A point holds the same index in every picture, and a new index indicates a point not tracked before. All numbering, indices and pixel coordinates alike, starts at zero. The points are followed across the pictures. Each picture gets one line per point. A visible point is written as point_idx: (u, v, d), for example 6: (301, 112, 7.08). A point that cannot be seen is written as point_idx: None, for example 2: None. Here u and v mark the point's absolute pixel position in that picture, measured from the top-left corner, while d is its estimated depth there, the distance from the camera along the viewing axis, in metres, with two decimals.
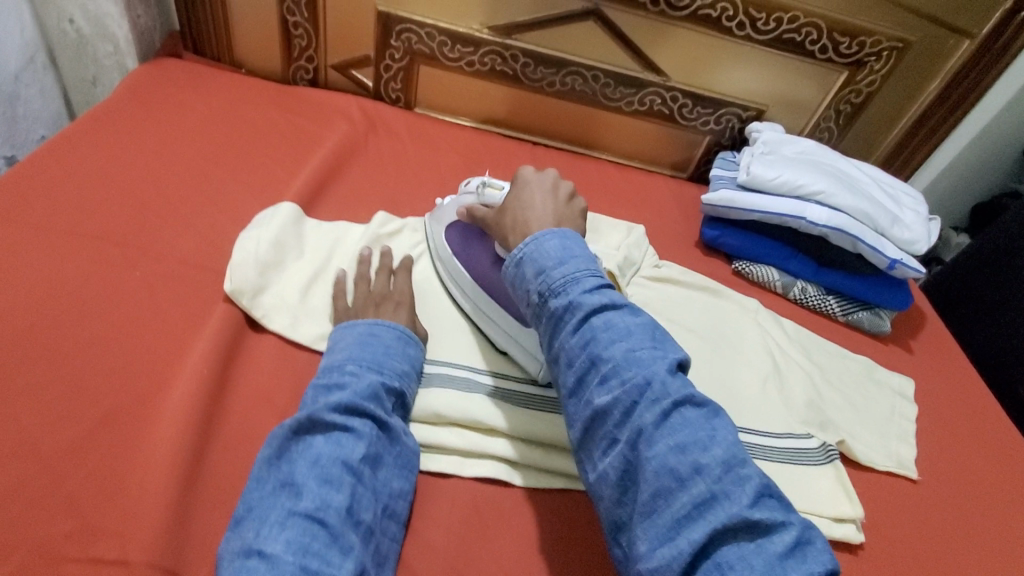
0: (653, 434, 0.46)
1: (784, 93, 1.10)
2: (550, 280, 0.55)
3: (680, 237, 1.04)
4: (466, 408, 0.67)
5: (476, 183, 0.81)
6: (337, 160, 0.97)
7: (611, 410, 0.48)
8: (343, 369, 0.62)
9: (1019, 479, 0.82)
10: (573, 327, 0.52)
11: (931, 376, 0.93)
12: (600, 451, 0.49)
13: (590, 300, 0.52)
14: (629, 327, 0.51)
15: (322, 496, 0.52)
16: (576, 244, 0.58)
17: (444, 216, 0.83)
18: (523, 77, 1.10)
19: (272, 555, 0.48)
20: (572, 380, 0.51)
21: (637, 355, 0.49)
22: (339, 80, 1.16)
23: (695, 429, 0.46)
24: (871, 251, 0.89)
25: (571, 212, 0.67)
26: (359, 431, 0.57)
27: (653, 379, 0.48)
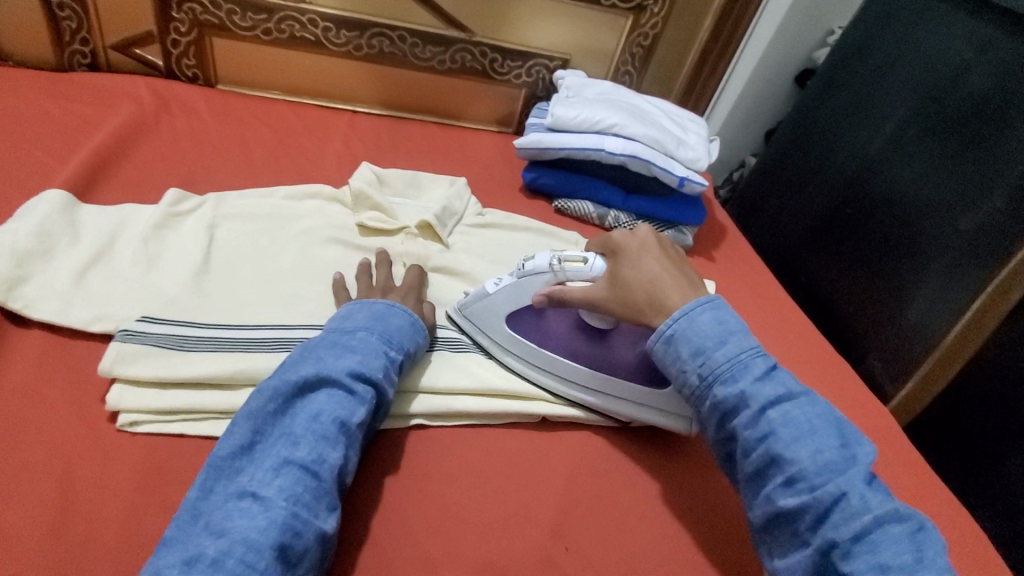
0: (851, 549, 0.50)
1: (583, 41, 1.18)
2: (715, 364, 0.60)
3: (504, 187, 1.08)
4: (268, 363, 0.63)
5: (544, 260, 0.72)
6: (120, 143, 0.89)
7: (801, 512, 0.53)
8: (355, 334, 0.64)
9: (804, 350, 0.95)
10: (749, 418, 0.58)
11: (730, 278, 1.05)
12: (787, 548, 0.54)
13: (763, 391, 0.58)
14: (809, 422, 0.57)
15: (318, 450, 0.54)
16: (731, 319, 0.63)
17: (498, 312, 0.75)
18: (327, 42, 1.07)
19: (266, 498, 0.50)
20: (750, 470, 0.57)
21: (824, 459, 0.54)
22: (123, 62, 1.07)
23: (900, 549, 0.50)
24: (662, 171, 0.98)
25: (683, 268, 0.70)
26: (362, 397, 0.59)
27: (849, 491, 0.52)
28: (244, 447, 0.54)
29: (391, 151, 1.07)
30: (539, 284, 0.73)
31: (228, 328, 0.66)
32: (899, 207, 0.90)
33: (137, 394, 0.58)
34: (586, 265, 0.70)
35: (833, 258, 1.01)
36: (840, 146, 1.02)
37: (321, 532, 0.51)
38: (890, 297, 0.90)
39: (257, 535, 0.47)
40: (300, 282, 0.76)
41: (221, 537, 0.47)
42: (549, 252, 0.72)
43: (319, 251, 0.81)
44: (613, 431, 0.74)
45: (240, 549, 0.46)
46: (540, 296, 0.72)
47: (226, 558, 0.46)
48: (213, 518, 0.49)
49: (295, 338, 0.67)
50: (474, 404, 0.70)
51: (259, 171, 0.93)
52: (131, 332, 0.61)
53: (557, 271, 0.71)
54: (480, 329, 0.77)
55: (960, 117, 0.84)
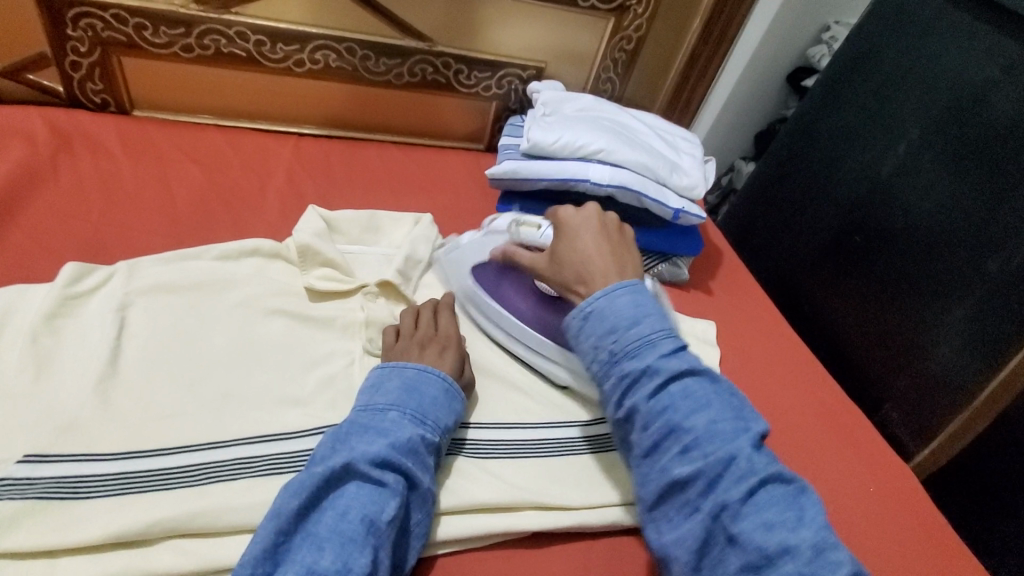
0: (739, 510, 0.48)
1: (558, 47, 1.04)
2: (625, 340, 0.55)
3: (477, 220, 0.96)
4: (192, 507, 0.51)
5: (506, 222, 0.78)
6: (8, 203, 0.73)
7: (694, 481, 0.51)
8: (385, 415, 0.57)
9: (817, 394, 0.86)
10: (651, 392, 0.53)
11: (730, 312, 0.95)
12: (678, 518, 0.52)
13: (668, 365, 0.54)
14: (706, 395, 0.54)
15: (344, 556, 0.47)
16: (646, 299, 0.58)
17: (466, 263, 0.79)
18: (261, 58, 0.92)
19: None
20: (647, 444, 0.54)
21: (719, 428, 0.52)
22: (13, 89, 0.89)
23: (782, 508, 0.48)
24: (655, 203, 0.87)
25: (620, 248, 0.66)
26: (392, 487, 0.52)
27: (738, 455, 0.50)
28: (267, 555, 0.47)
29: (344, 184, 0.93)
30: (501, 243, 0.77)
31: (143, 457, 0.54)
32: (916, 239, 0.81)
33: (23, 568, 0.47)
34: (540, 231, 0.73)
35: (842, 289, 0.92)
36: (846, 163, 0.92)
37: None
38: (910, 340, 0.81)
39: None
40: (236, 374, 0.63)
41: None
42: (513, 215, 0.78)
43: (260, 325, 0.68)
44: (617, 532, 0.63)
45: None
46: (497, 251, 0.75)
47: None
48: None
49: (228, 461, 0.55)
50: (458, 528, 0.57)
51: (184, 223, 0.79)
52: (11, 481, 0.50)
53: (514, 232, 0.74)
54: (448, 279, 0.82)
55: (986, 143, 0.74)
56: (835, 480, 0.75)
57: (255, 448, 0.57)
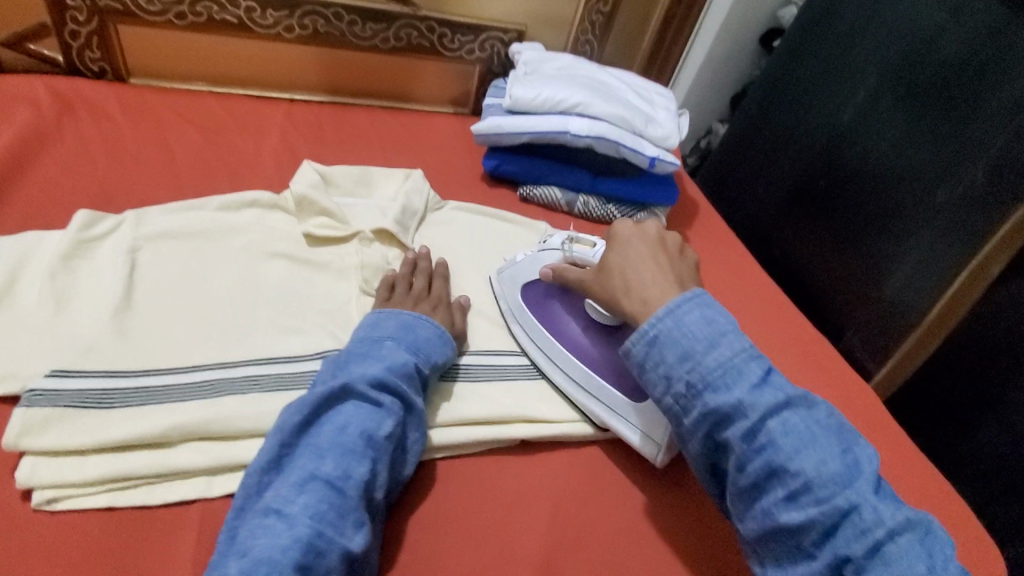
0: (864, 564, 0.45)
1: (538, 10, 1.09)
2: (702, 369, 0.52)
3: (464, 176, 1.00)
4: (207, 414, 0.56)
5: (560, 241, 0.76)
6: (17, 160, 0.77)
7: (806, 528, 0.47)
8: (382, 345, 0.61)
9: (786, 326, 0.92)
10: (746, 432, 0.50)
11: (705, 256, 1.01)
12: (789, 563, 0.49)
13: (761, 399, 0.50)
14: (810, 429, 0.50)
15: (343, 465, 0.52)
16: (717, 314, 0.55)
17: (518, 279, 0.76)
18: (253, 24, 0.96)
19: (291, 517, 0.48)
20: (745, 483, 0.50)
21: (831, 471, 0.48)
22: (14, 58, 0.93)
23: (912, 561, 0.45)
24: (631, 152, 0.92)
25: (674, 263, 0.65)
26: (388, 409, 0.57)
27: (859, 503, 0.47)
28: (274, 462, 0.53)
29: (337, 144, 0.97)
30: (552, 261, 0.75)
31: (162, 375, 0.59)
32: (877, 179, 0.86)
33: (55, 465, 0.51)
34: (593, 251, 0.73)
35: (809, 232, 0.98)
36: (814, 114, 0.97)
37: (347, 549, 0.49)
38: (871, 273, 0.87)
39: (279, 555, 0.46)
40: (242, 309, 0.68)
41: (247, 553, 0.46)
42: (566, 234, 0.77)
43: (263, 268, 0.73)
44: (598, 443, 0.69)
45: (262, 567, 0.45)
46: (547, 268, 0.74)
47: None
48: (243, 533, 0.48)
49: (239, 379, 0.61)
50: (448, 436, 0.63)
51: (186, 179, 0.83)
52: (42, 391, 0.54)
53: (567, 250, 0.74)
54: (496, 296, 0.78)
55: (937, 84, 0.79)
56: None
57: (263, 369, 0.62)
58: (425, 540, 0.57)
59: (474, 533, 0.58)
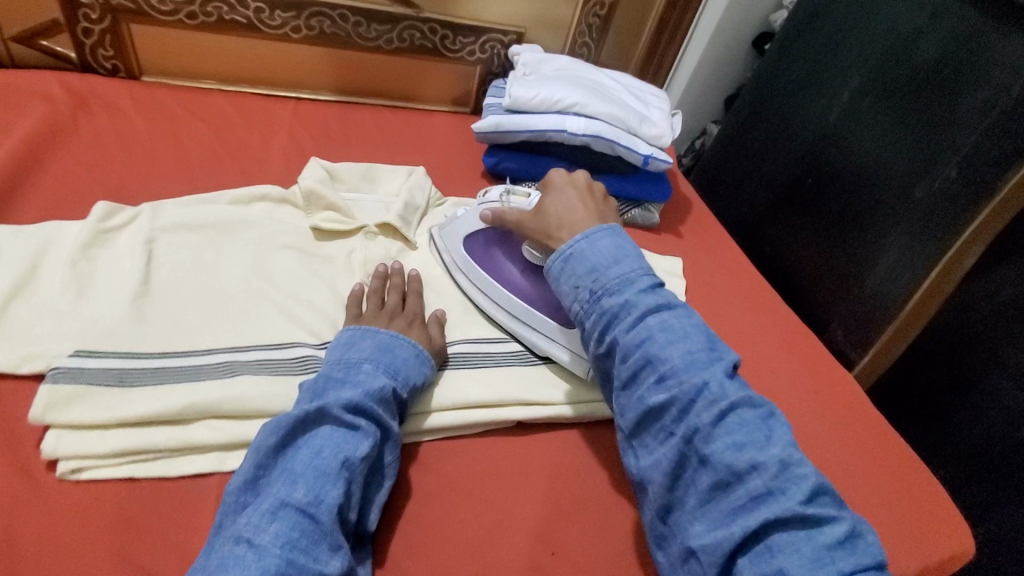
0: (710, 433, 0.51)
1: (537, 13, 1.12)
2: (605, 279, 0.59)
3: (465, 173, 1.04)
4: (221, 394, 0.59)
5: (498, 193, 0.82)
6: (35, 152, 0.80)
7: (667, 406, 0.53)
8: (360, 368, 0.61)
9: (773, 317, 0.95)
10: (630, 325, 0.56)
11: (697, 251, 1.04)
12: (654, 443, 0.54)
13: (644, 300, 0.57)
14: (684, 329, 0.56)
15: (316, 490, 0.51)
16: (626, 244, 0.62)
17: (458, 229, 0.82)
18: (261, 24, 0.99)
19: (260, 545, 0.47)
20: (626, 374, 0.56)
21: (693, 357, 0.54)
22: (30, 55, 0.96)
23: (751, 430, 0.51)
24: (626, 151, 0.96)
25: (602, 208, 0.72)
26: (364, 431, 0.57)
27: (709, 381, 0.52)
28: (247, 486, 0.52)
29: (342, 142, 1.01)
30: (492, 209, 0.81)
31: (178, 357, 0.62)
32: (858, 177, 0.91)
33: (78, 438, 0.54)
34: (530, 199, 0.79)
35: (795, 228, 1.02)
36: (800, 115, 1.01)
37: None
38: (853, 266, 0.92)
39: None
40: (251, 296, 0.71)
41: None
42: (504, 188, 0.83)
43: (272, 258, 0.76)
44: (592, 426, 0.72)
45: None
46: (486, 211, 0.79)
47: None
48: (209, 565, 0.46)
49: (251, 362, 0.64)
50: (450, 418, 0.66)
51: (197, 173, 0.86)
52: (65, 370, 0.57)
53: (505, 198, 0.80)
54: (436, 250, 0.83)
55: (915, 85, 0.83)
56: (786, 386, 0.84)
57: (274, 353, 0.66)
58: (427, 513, 0.60)
59: (473, 509, 0.61)
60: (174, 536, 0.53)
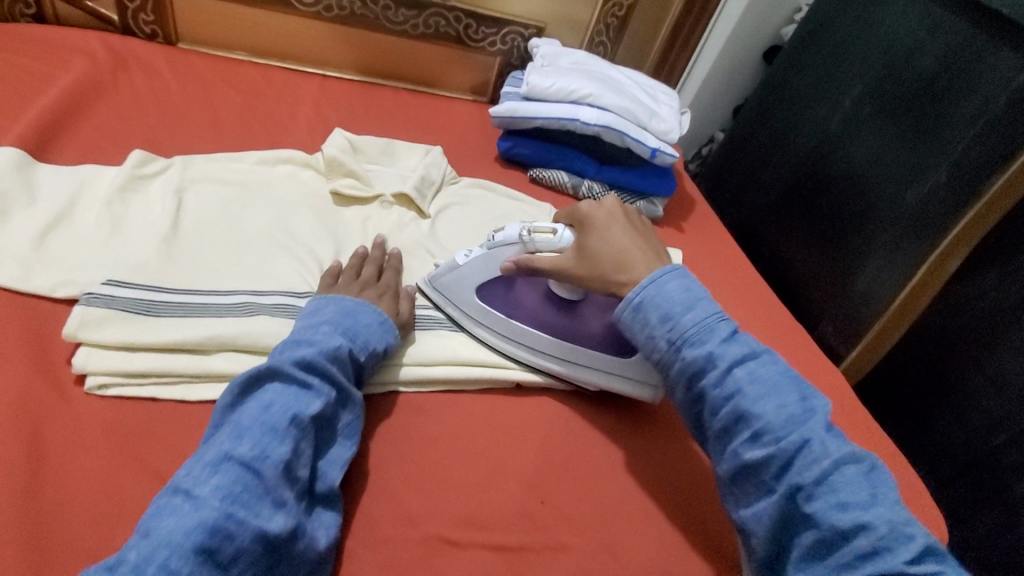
0: (814, 491, 0.50)
1: (558, 10, 1.17)
2: (682, 327, 0.58)
3: (479, 157, 1.08)
4: (240, 329, 0.63)
5: (514, 230, 0.71)
6: (76, 101, 0.85)
7: (766, 463, 0.53)
8: (317, 329, 0.60)
9: (767, 312, 0.99)
10: (717, 378, 0.56)
11: (697, 246, 1.08)
12: (754, 497, 0.54)
13: (730, 351, 0.57)
14: (773, 378, 0.56)
15: (261, 445, 0.49)
16: (695, 285, 0.61)
17: (470, 281, 0.73)
18: (295, 1, 1.04)
19: (198, 498, 0.45)
20: (718, 428, 0.56)
21: (788, 412, 0.54)
22: (74, 15, 1.01)
23: (857, 487, 0.50)
24: (635, 142, 1.00)
25: (648, 237, 0.69)
26: (318, 390, 0.55)
27: (811, 439, 0.52)
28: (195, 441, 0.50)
29: (363, 118, 1.05)
30: (511, 253, 0.72)
31: (200, 294, 0.66)
32: (855, 182, 0.95)
33: (105, 356, 0.58)
34: (556, 235, 0.70)
35: (793, 230, 1.06)
36: (803, 122, 1.05)
37: (261, 531, 0.45)
38: (848, 267, 0.96)
39: (181, 538, 0.42)
40: (270, 249, 0.74)
41: (146, 538, 0.42)
42: (520, 223, 0.72)
43: (292, 216, 0.80)
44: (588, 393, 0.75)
45: (162, 553, 0.41)
46: (509, 263, 0.71)
47: (146, 564, 0.41)
48: (144, 518, 0.44)
49: (269, 304, 0.67)
50: (452, 372, 0.69)
51: (225, 135, 0.91)
52: (97, 295, 0.60)
53: (528, 241, 0.70)
54: (450, 300, 0.75)
55: (910, 94, 0.88)
56: None
57: (289, 299, 0.69)
58: (428, 458, 0.62)
59: (470, 459, 0.64)
60: (189, 452, 0.56)
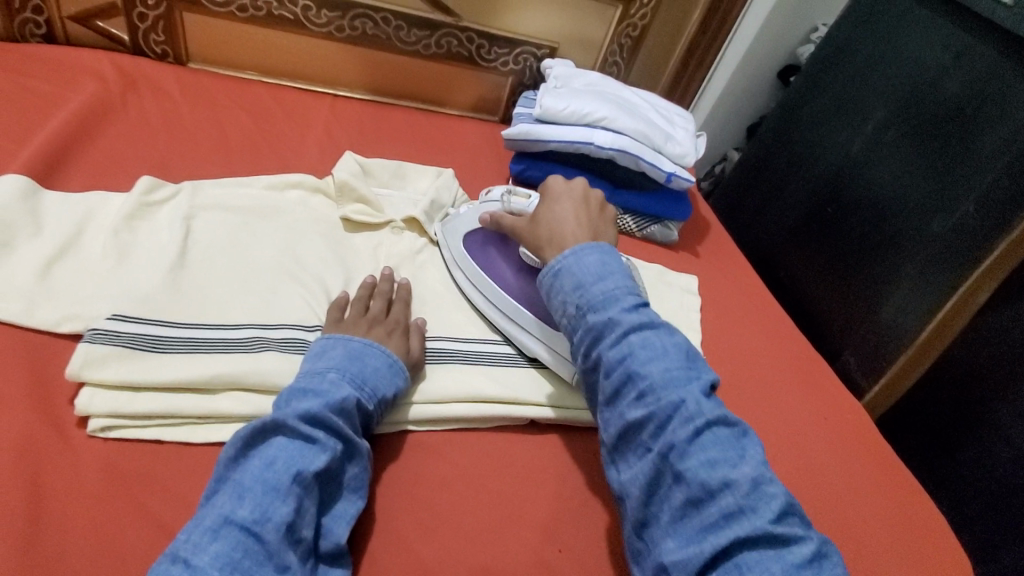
0: (686, 451, 0.49)
1: (572, 31, 1.16)
2: (589, 295, 0.57)
3: (490, 178, 1.07)
4: (248, 368, 0.61)
5: (499, 193, 0.83)
6: (84, 124, 0.83)
7: (645, 423, 0.51)
8: (324, 377, 0.58)
9: (785, 340, 0.96)
10: (612, 341, 0.54)
11: (713, 271, 1.05)
12: (633, 459, 0.52)
13: (627, 316, 0.55)
14: (665, 346, 0.54)
15: (263, 507, 0.47)
16: (614, 261, 0.60)
17: (460, 228, 0.83)
18: (307, 21, 1.03)
19: (197, 567, 0.43)
20: (608, 390, 0.54)
21: (672, 375, 0.52)
22: (85, 36, 1.00)
23: (725, 447, 0.49)
24: (650, 167, 0.98)
25: (598, 218, 0.70)
26: (323, 444, 0.53)
27: (687, 399, 0.51)
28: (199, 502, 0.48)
29: (373, 139, 1.04)
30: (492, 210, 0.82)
31: (208, 329, 0.64)
32: (878, 209, 0.93)
33: (109, 397, 0.56)
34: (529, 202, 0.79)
35: (813, 255, 1.04)
36: (823, 145, 1.03)
37: None
38: (871, 295, 0.94)
39: None
40: (278, 277, 0.73)
41: None
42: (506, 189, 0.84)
43: (301, 242, 0.78)
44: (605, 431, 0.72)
45: None
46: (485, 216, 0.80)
47: None
48: None
49: (279, 339, 0.65)
50: (466, 410, 0.67)
51: (234, 157, 0.89)
52: (102, 332, 0.58)
53: (505, 202, 0.80)
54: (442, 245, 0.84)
55: (935, 121, 0.86)
56: (793, 407, 0.85)
57: (298, 333, 0.67)
58: (440, 503, 0.60)
59: (484, 504, 0.61)
60: (194, 498, 0.54)
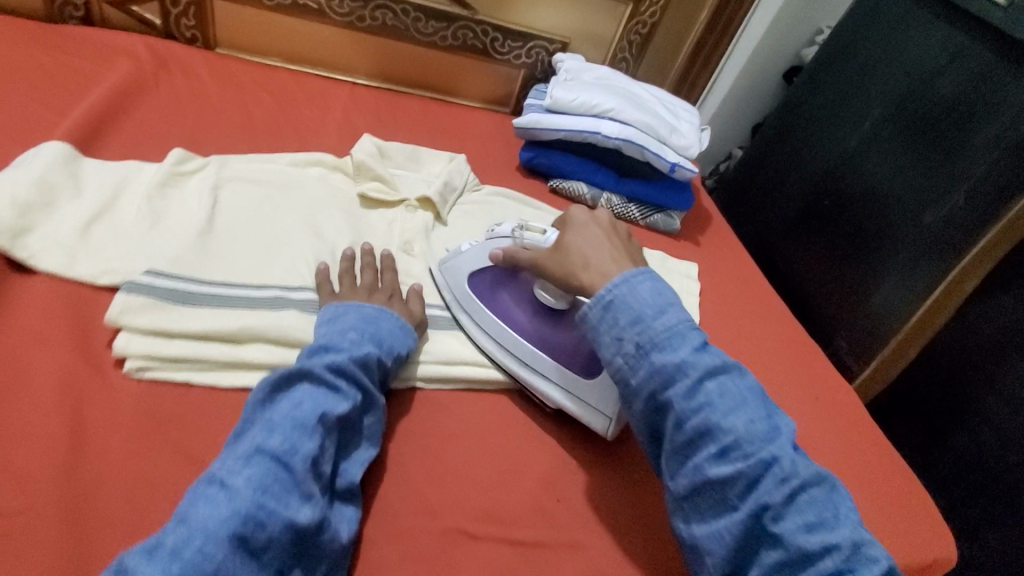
0: (781, 511, 0.49)
1: (583, 27, 1.20)
2: (652, 332, 0.56)
3: (501, 165, 1.11)
4: (271, 323, 0.65)
5: (510, 227, 0.76)
6: (120, 100, 0.88)
7: (732, 481, 0.51)
8: (346, 336, 0.62)
9: (781, 327, 1.00)
10: (687, 389, 0.54)
11: (714, 260, 1.09)
12: (714, 514, 0.52)
13: (701, 360, 0.55)
14: (741, 393, 0.54)
15: (292, 441, 0.51)
16: (665, 289, 0.60)
17: (464, 268, 0.77)
18: (330, 11, 1.08)
19: (232, 488, 0.47)
20: (681, 441, 0.54)
21: (756, 429, 0.52)
22: (120, 19, 1.06)
23: (821, 508, 0.50)
24: (654, 156, 1.02)
25: (627, 250, 0.67)
26: (345, 392, 0.57)
27: (780, 457, 0.51)
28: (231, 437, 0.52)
29: (390, 124, 1.08)
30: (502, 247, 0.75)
31: (234, 287, 0.68)
32: (873, 201, 0.96)
33: (143, 342, 0.60)
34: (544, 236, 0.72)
35: (810, 246, 1.08)
36: (823, 140, 1.07)
37: (290, 522, 0.47)
38: (863, 284, 0.97)
39: (216, 525, 0.44)
40: (298, 246, 0.77)
41: (182, 523, 0.45)
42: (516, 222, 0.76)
43: (320, 215, 0.83)
44: None
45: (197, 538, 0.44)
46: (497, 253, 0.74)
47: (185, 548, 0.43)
48: (182, 504, 0.47)
49: (299, 300, 0.70)
50: (472, 372, 0.71)
51: (258, 136, 0.94)
52: (137, 284, 0.63)
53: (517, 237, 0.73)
54: (444, 287, 0.78)
55: (931, 118, 0.89)
56: (787, 388, 0.88)
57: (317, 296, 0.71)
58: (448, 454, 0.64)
59: (488, 458, 0.65)
60: (218, 437, 0.58)
